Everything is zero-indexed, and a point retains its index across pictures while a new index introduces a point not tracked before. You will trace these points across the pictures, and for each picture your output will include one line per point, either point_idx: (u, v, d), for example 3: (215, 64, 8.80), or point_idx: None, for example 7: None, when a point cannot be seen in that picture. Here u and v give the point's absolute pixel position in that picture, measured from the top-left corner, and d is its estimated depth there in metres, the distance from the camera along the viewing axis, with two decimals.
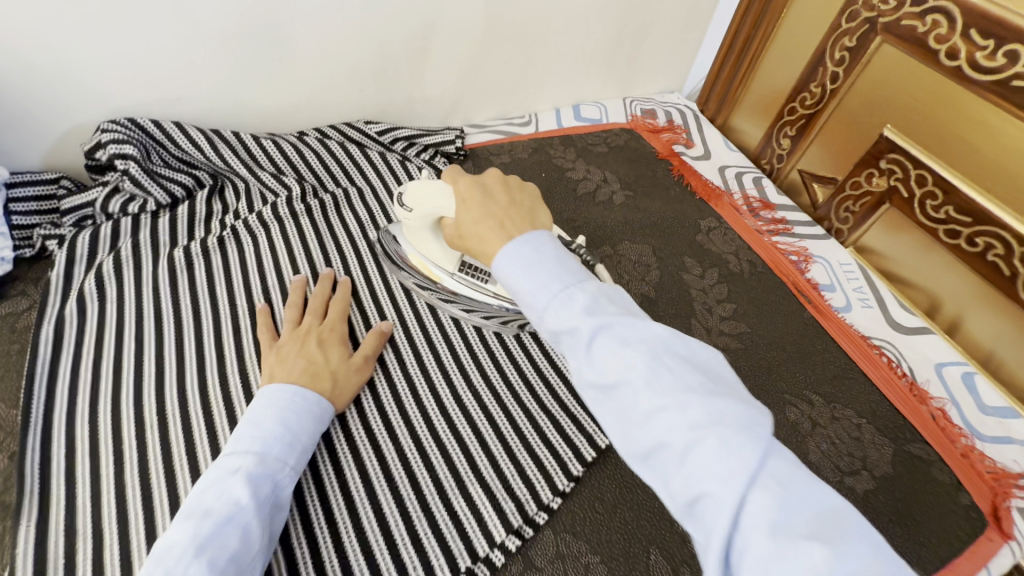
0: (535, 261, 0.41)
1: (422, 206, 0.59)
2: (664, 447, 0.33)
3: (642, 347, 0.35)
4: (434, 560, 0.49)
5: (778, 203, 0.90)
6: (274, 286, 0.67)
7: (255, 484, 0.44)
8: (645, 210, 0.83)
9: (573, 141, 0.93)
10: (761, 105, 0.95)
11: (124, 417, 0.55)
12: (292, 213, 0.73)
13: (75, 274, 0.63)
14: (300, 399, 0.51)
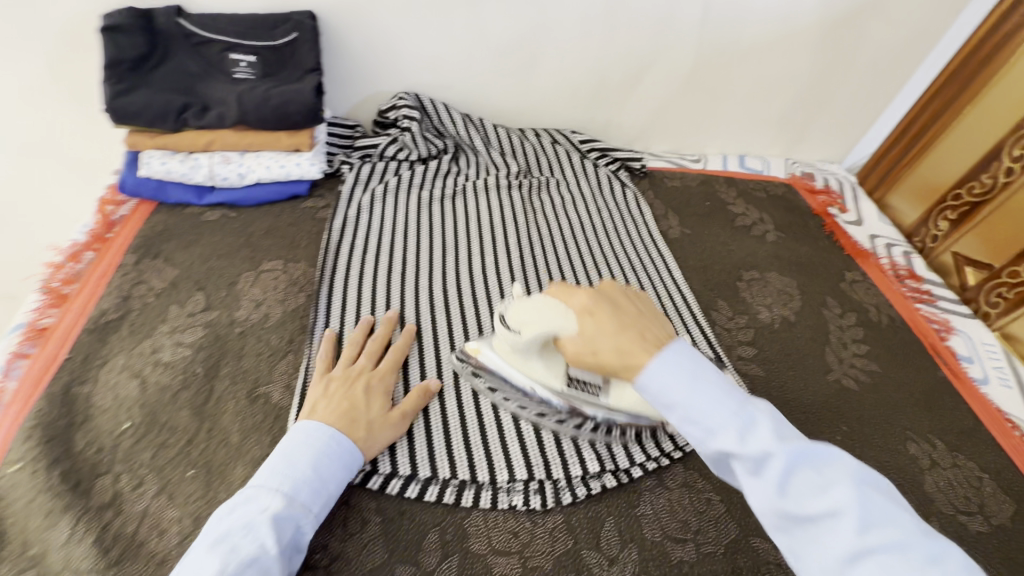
0: (700, 381, 0.47)
1: (529, 329, 0.57)
2: (840, 531, 0.40)
3: (841, 480, 0.41)
4: (587, 455, 0.61)
5: (925, 276, 0.95)
6: (487, 234, 0.85)
7: (279, 528, 0.47)
8: (795, 252, 0.93)
9: (736, 183, 1.05)
10: (922, 187, 1.02)
11: (379, 291, 0.74)
12: (506, 185, 0.92)
13: (356, 190, 0.86)
14: (336, 444, 0.53)
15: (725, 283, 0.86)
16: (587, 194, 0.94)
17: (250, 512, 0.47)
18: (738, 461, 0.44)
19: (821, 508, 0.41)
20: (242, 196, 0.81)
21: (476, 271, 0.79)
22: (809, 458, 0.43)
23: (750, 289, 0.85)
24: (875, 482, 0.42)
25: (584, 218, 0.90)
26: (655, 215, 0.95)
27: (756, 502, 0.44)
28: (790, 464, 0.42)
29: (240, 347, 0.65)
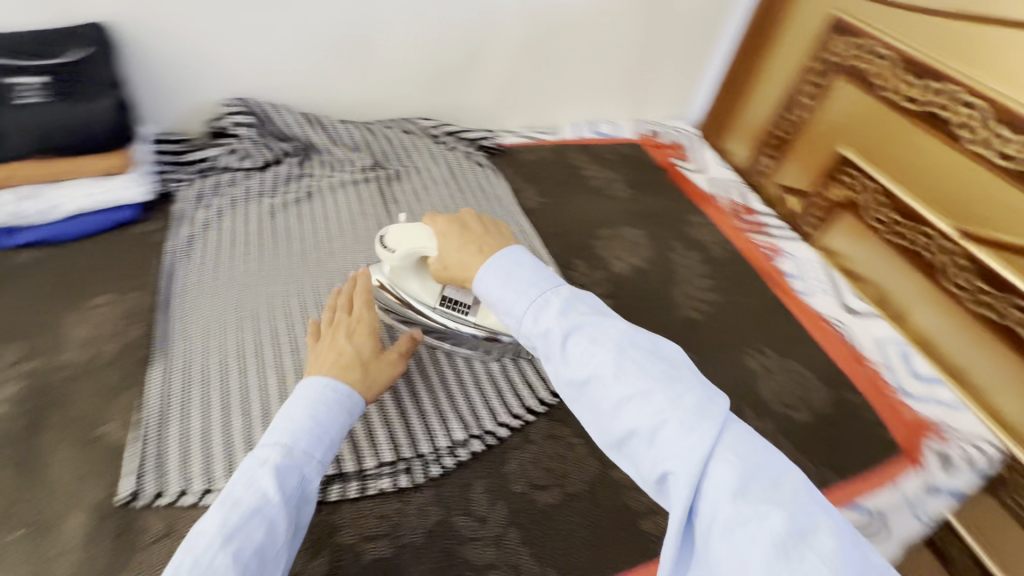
0: (513, 277, 0.51)
1: (403, 246, 0.64)
2: (660, 427, 0.41)
3: (609, 346, 0.44)
4: (452, 424, 0.63)
5: (759, 210, 1.06)
6: (342, 229, 0.84)
7: (281, 477, 0.48)
8: (644, 204, 1.00)
9: (588, 149, 1.11)
10: (747, 131, 1.13)
11: (225, 308, 0.71)
12: (358, 180, 0.90)
13: (193, 207, 0.81)
14: (332, 391, 0.54)
15: (581, 243, 0.91)
16: (444, 178, 0.94)
17: (251, 466, 0.48)
18: (538, 345, 0.49)
19: (587, 371, 0.44)
20: (54, 232, 0.74)
21: (333, 272, 0.78)
22: (623, 341, 0.44)
23: (604, 246, 0.91)
24: (643, 345, 0.45)
25: (443, 201, 0.90)
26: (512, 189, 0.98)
27: (552, 373, 0.47)
28: (569, 339, 0.46)
29: (69, 392, 0.61)
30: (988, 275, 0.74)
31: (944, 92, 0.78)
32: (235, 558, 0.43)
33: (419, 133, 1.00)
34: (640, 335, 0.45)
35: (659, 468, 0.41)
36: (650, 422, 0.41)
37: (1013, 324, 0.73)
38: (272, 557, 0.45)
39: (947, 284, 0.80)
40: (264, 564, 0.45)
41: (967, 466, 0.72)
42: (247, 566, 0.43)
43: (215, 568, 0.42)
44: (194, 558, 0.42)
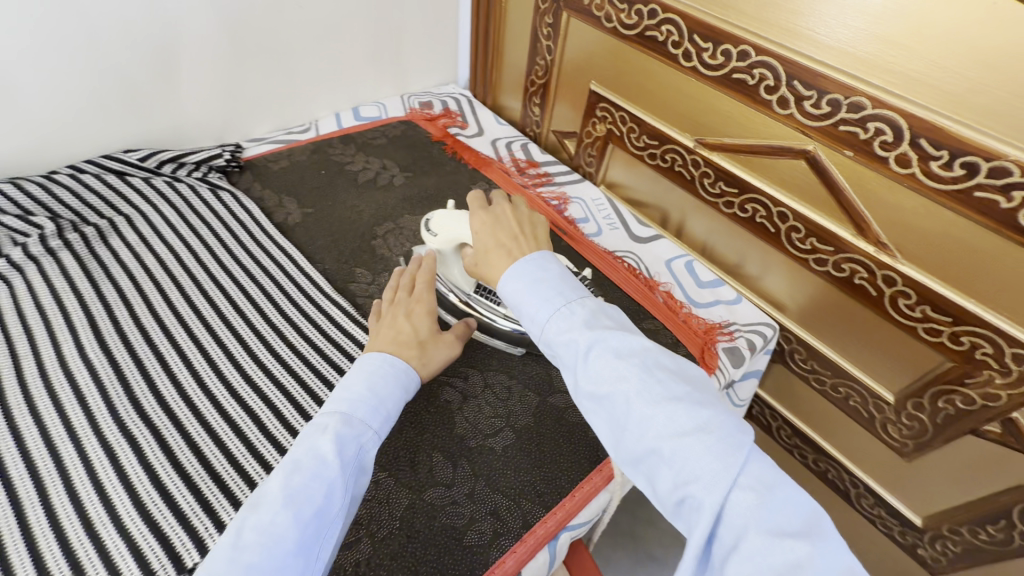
0: (541, 284, 0.53)
1: (444, 231, 0.68)
2: (666, 451, 0.42)
3: (632, 362, 0.45)
4: (225, 513, 0.52)
5: (541, 160, 1.05)
6: (32, 320, 0.65)
7: (341, 444, 0.47)
8: (424, 186, 0.94)
9: (353, 138, 1.00)
10: (513, 83, 1.12)
11: None
12: (49, 250, 0.72)
13: None
14: (388, 368, 0.55)
15: (360, 248, 0.82)
16: (173, 218, 0.79)
17: (311, 434, 0.47)
18: (560, 352, 0.50)
19: (611, 384, 0.46)
20: None
21: (27, 377, 0.60)
22: (649, 360, 0.46)
23: (386, 243, 0.83)
24: (669, 365, 0.46)
25: (176, 247, 0.76)
26: (267, 207, 0.85)
27: (573, 381, 0.49)
28: (591, 348, 0.48)
29: None
30: (728, 177, 0.80)
31: (647, 13, 0.80)
32: (294, 518, 0.41)
33: (125, 167, 0.80)
34: (664, 356, 0.47)
35: (676, 491, 0.41)
36: (673, 444, 0.42)
37: (757, 216, 0.80)
38: (330, 524, 0.43)
39: (702, 194, 0.86)
40: (319, 531, 0.43)
41: (753, 352, 0.79)
42: (306, 527, 0.41)
43: (274, 527, 0.41)
44: (251, 521, 0.41)
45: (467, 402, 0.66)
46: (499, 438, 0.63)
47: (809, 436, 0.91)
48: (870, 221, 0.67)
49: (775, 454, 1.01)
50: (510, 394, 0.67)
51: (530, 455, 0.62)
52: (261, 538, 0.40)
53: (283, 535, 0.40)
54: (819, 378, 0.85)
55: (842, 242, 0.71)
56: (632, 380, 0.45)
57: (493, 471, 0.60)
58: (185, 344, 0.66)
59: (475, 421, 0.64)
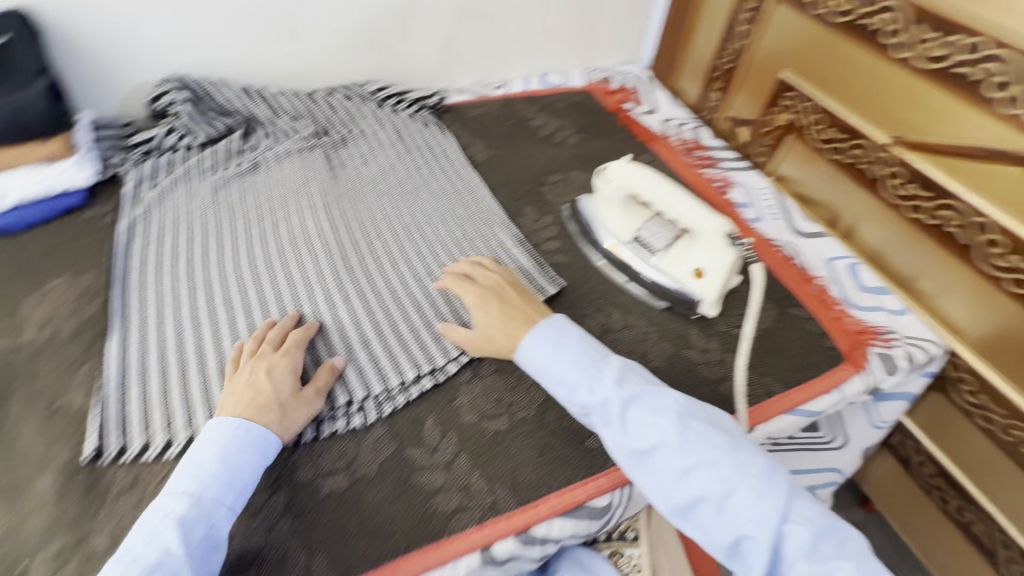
0: (561, 349, 0.61)
1: (619, 179, 0.75)
2: (705, 498, 0.51)
3: (669, 415, 0.54)
4: (403, 365, 0.65)
5: (710, 144, 1.07)
6: (290, 196, 0.84)
7: (186, 529, 0.47)
8: (593, 149, 1.01)
9: (538, 100, 1.11)
10: (696, 68, 1.14)
11: (176, 278, 0.72)
12: (304, 148, 0.91)
13: (141, 190, 0.83)
14: (246, 433, 0.53)
15: (531, 190, 0.92)
16: (391, 140, 0.96)
17: (151, 521, 0.48)
18: (594, 414, 0.58)
19: (652, 441, 0.54)
20: (7, 222, 0.75)
21: (284, 235, 0.78)
22: (681, 412, 0.54)
23: (553, 191, 0.92)
24: (700, 415, 0.55)
25: (390, 163, 0.92)
26: (460, 145, 0.98)
27: (613, 439, 0.56)
28: (625, 409, 0.56)
29: (32, 368, 0.63)
30: (922, 178, 0.75)
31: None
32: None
33: (362, 97, 1.00)
34: (692, 407, 0.56)
35: (728, 530, 0.50)
36: (720, 490, 0.50)
37: (946, 224, 0.74)
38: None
39: (888, 195, 0.81)
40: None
41: (910, 364, 0.74)
42: None
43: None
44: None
45: (606, 334, 0.72)
46: None
47: (957, 480, 0.83)
48: None
49: (913, 494, 0.92)
50: (646, 337, 0.72)
51: None
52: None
53: None
54: (986, 415, 0.76)
55: None
56: (673, 437, 0.53)
57: None
58: (390, 236, 0.80)
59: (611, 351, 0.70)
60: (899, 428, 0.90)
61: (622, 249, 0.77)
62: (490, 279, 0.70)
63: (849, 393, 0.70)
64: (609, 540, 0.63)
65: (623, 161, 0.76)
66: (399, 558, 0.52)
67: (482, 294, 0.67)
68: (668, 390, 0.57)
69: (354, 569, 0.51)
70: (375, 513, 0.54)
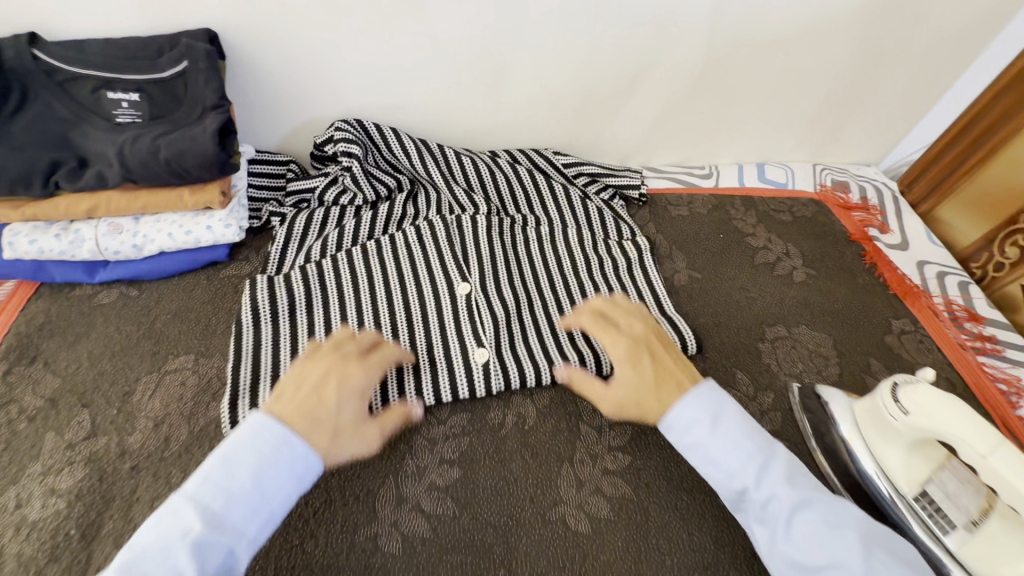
0: (719, 427, 0.50)
1: (924, 416, 0.51)
2: (838, 566, 0.42)
3: (853, 531, 0.43)
4: None
5: (986, 316, 0.79)
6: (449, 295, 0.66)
7: (203, 556, 0.39)
8: (829, 296, 0.76)
9: (755, 203, 0.88)
10: (982, 204, 0.84)
11: None
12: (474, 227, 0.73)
13: (286, 252, 0.68)
14: (295, 455, 0.44)
15: (744, 347, 0.70)
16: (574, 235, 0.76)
17: (171, 528, 0.39)
18: (752, 506, 0.47)
19: (829, 559, 0.42)
20: (143, 269, 0.65)
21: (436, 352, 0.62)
22: (864, 535, 0.43)
23: (774, 351, 0.70)
24: (882, 540, 0.44)
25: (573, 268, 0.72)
26: (658, 256, 0.78)
27: (768, 541, 0.46)
28: (798, 514, 0.45)
29: (131, 490, 0.52)
30: None
31: None
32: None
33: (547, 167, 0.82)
34: (873, 529, 0.45)
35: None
36: None
37: None
38: None
39: None
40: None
41: None
42: None
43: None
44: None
45: None
46: None
47: None
48: None
49: None
50: None
51: None
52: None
53: None
54: None
55: None
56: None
57: None
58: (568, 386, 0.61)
59: None
60: None
61: (896, 503, 0.54)
62: (633, 329, 0.59)
63: None
64: None
65: (933, 388, 0.51)
66: None
67: (633, 347, 0.56)
68: (848, 506, 0.46)
69: None
70: None
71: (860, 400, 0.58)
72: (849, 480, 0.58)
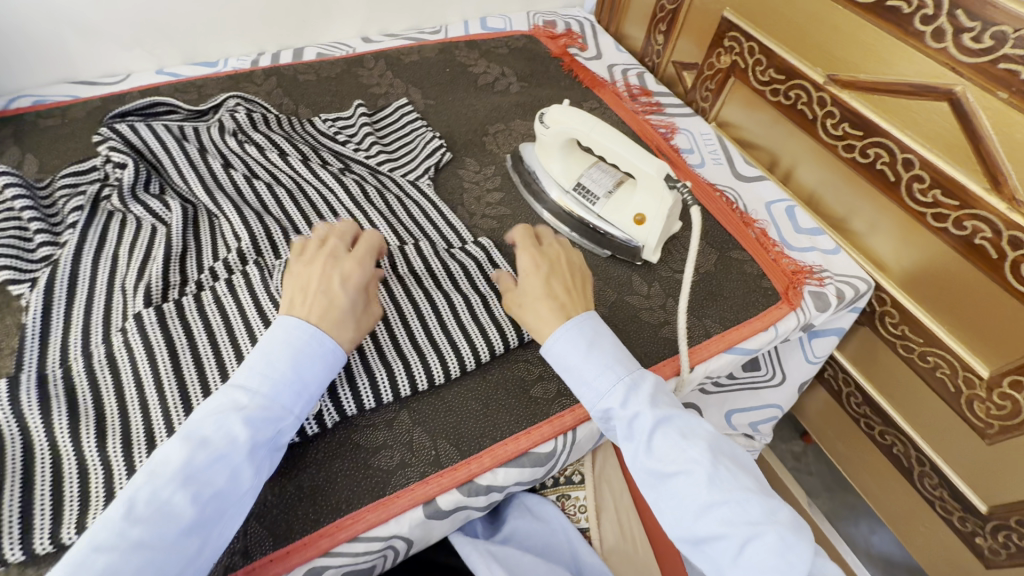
0: (594, 348, 0.57)
1: (559, 124, 0.72)
2: (686, 472, 0.50)
3: (701, 444, 0.51)
4: (362, 389, 0.56)
5: (655, 90, 1.05)
6: (214, 188, 0.72)
7: (254, 426, 0.47)
8: (537, 97, 0.97)
9: (478, 45, 1.05)
10: (640, 11, 1.10)
11: (74, 285, 0.61)
12: (235, 137, 0.77)
13: (39, 190, 0.70)
14: (316, 343, 0.52)
15: (472, 141, 0.88)
16: (335, 125, 0.84)
17: (224, 407, 0.48)
18: (618, 422, 0.54)
19: (679, 467, 0.50)
20: None
21: (206, 234, 0.68)
22: (713, 442, 0.52)
23: (494, 140, 0.89)
24: (726, 451, 0.52)
25: (333, 148, 0.80)
26: (396, 94, 0.93)
27: (634, 456, 0.53)
28: (656, 426, 0.52)
29: None
30: (852, 117, 0.76)
31: None
32: (192, 500, 0.43)
33: (290, 76, 0.91)
34: (721, 441, 0.53)
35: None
36: (745, 531, 0.46)
37: (876, 161, 0.75)
38: (232, 505, 0.46)
39: (823, 134, 0.82)
40: (224, 508, 0.45)
41: (841, 301, 0.77)
42: (204, 509, 0.44)
43: (173, 507, 0.43)
44: (157, 485, 0.43)
45: None
46: None
47: (879, 406, 0.88)
48: (1007, 173, 0.62)
49: (842, 422, 0.99)
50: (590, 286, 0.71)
51: None
52: (158, 510, 0.42)
53: (177, 520, 0.42)
54: (907, 343, 0.80)
55: (973, 198, 0.65)
56: (695, 505, 0.48)
57: None
58: (325, 190, 0.74)
59: None
60: (832, 362, 0.95)
61: (565, 199, 0.76)
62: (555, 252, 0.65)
63: (783, 329, 0.72)
64: (555, 485, 0.64)
65: (563, 105, 0.73)
66: (339, 519, 0.50)
67: (537, 261, 0.63)
68: (700, 422, 0.54)
69: (295, 532, 0.50)
70: (314, 476, 0.53)
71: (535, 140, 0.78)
72: (543, 202, 0.78)
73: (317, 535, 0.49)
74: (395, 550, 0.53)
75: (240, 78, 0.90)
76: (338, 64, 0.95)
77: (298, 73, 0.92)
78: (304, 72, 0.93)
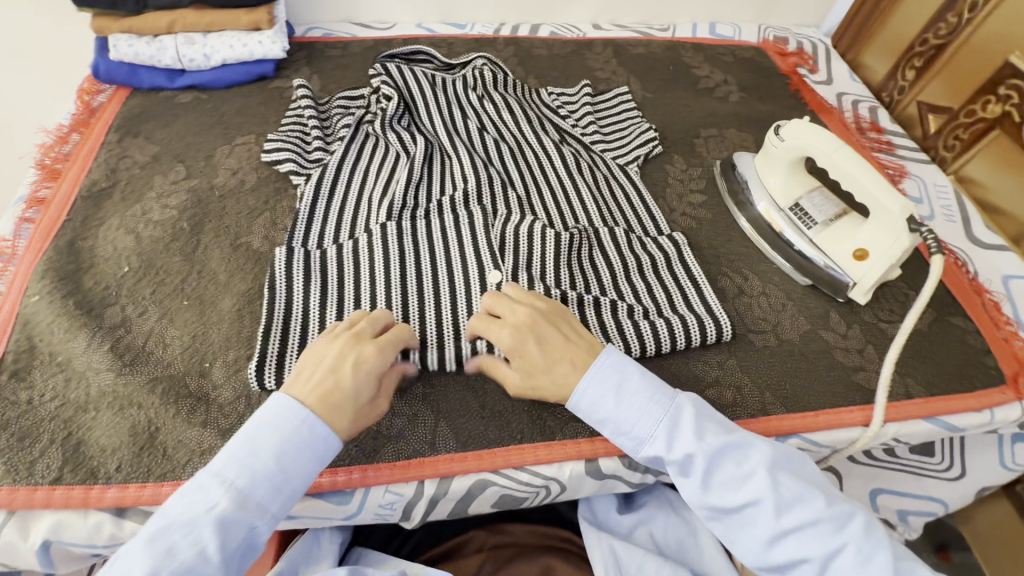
0: (624, 392, 0.52)
1: (797, 139, 0.69)
2: (753, 503, 0.48)
3: (761, 471, 0.48)
4: None
5: (887, 128, 0.96)
6: (452, 133, 0.80)
7: (224, 530, 0.41)
8: (756, 111, 0.94)
9: (703, 49, 1.05)
10: (890, 41, 1.01)
11: (335, 187, 0.72)
12: (475, 92, 0.85)
13: (321, 105, 0.84)
14: (305, 427, 0.46)
15: (682, 140, 0.88)
16: (559, 100, 0.89)
17: (192, 508, 0.41)
18: (670, 465, 0.51)
19: (744, 499, 0.48)
20: (211, 78, 0.84)
21: (438, 171, 0.77)
22: (771, 463, 0.49)
23: (705, 143, 0.88)
24: (787, 465, 0.49)
25: (555, 120, 0.85)
26: (618, 81, 0.96)
27: (693, 495, 0.50)
28: (710, 465, 0.49)
29: (221, 207, 0.72)
30: None
31: None
32: None
33: (526, 48, 0.99)
34: (778, 453, 0.50)
35: None
36: (824, 552, 0.46)
37: None
38: None
39: None
40: None
41: None
42: None
43: None
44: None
45: (740, 297, 0.69)
46: (761, 336, 0.66)
47: None
48: None
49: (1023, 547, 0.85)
50: (782, 309, 0.68)
51: (781, 365, 0.63)
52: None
53: None
54: None
55: None
56: (767, 536, 0.47)
57: (749, 358, 0.64)
58: (541, 156, 0.80)
59: (743, 314, 0.67)
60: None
61: (776, 215, 0.73)
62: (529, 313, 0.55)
63: (999, 417, 0.63)
64: None
65: (806, 122, 0.70)
66: (510, 446, 0.55)
67: (518, 333, 0.53)
68: (754, 440, 0.50)
69: (473, 443, 0.55)
70: (496, 402, 0.58)
71: (758, 151, 0.76)
72: (748, 214, 0.77)
73: (490, 452, 0.54)
74: (548, 491, 0.56)
75: (484, 42, 0.99)
76: (569, 45, 1.01)
77: (533, 47, 1.00)
78: (538, 47, 1.00)
